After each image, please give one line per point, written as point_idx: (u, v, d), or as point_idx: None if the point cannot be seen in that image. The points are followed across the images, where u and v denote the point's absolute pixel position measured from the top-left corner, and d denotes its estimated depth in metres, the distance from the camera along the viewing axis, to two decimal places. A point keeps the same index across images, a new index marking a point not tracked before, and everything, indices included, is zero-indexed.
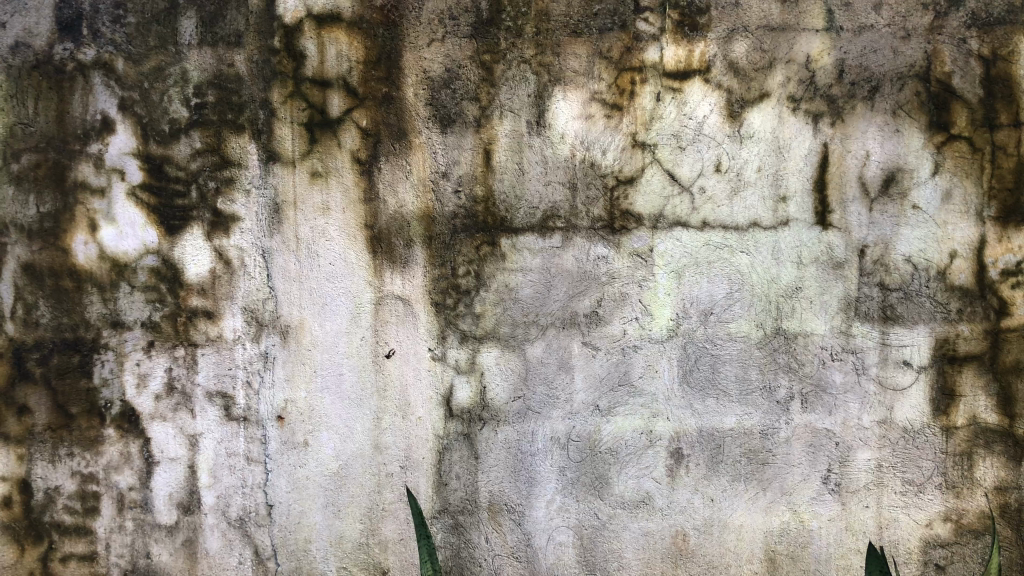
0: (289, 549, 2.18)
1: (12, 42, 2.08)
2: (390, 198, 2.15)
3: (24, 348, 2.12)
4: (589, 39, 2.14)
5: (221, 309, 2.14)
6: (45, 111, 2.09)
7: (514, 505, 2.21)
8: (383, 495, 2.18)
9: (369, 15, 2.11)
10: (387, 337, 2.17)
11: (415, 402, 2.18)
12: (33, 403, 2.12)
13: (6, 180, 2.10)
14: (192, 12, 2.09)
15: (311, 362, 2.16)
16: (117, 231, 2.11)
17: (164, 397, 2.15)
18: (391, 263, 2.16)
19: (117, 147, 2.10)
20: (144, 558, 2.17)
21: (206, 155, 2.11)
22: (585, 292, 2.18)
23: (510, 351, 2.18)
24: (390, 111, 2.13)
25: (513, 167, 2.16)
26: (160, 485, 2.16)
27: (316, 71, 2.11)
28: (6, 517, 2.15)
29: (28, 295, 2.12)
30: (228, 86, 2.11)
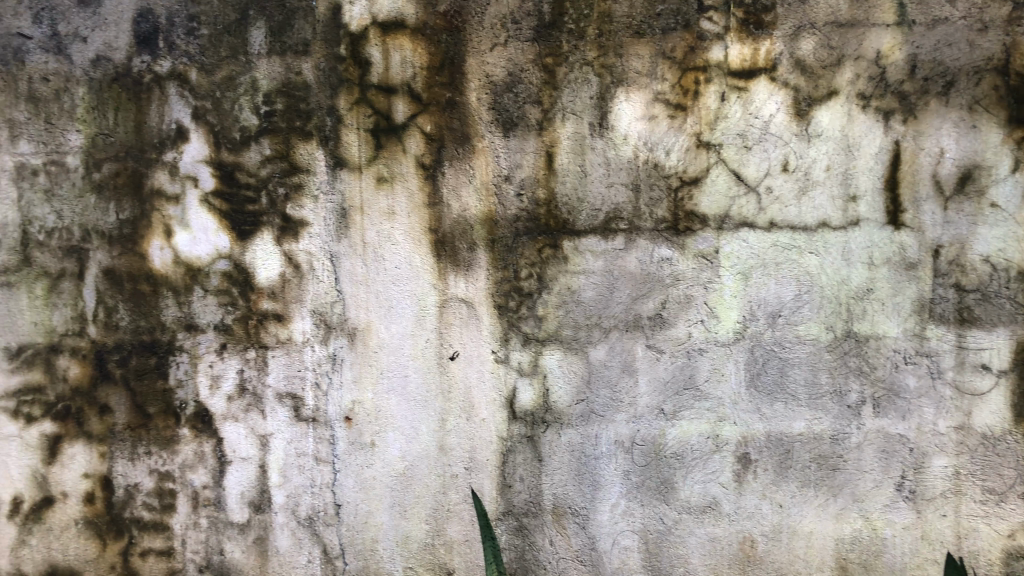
0: (356, 548, 2.23)
1: (94, 56, 2.16)
2: (454, 201, 2.17)
3: (105, 350, 2.20)
4: (652, 39, 2.12)
5: (291, 312, 2.19)
6: (125, 122, 2.17)
7: (579, 508, 2.20)
8: (449, 496, 2.20)
9: (432, 21, 2.13)
10: (452, 339, 2.19)
11: (479, 404, 2.19)
12: (114, 403, 2.20)
13: (88, 189, 2.18)
14: (261, 22, 2.14)
15: (378, 364, 2.19)
16: (191, 237, 2.18)
17: (236, 398, 2.20)
18: (455, 266, 2.18)
19: (191, 155, 2.17)
20: (218, 554, 2.23)
21: (276, 162, 2.16)
22: (649, 294, 2.16)
23: (573, 354, 2.18)
24: (453, 116, 2.15)
25: (575, 169, 2.15)
26: (233, 483, 2.22)
27: (381, 78, 2.15)
28: (89, 513, 2.23)
29: (109, 299, 2.20)
30: (296, 94, 2.15)
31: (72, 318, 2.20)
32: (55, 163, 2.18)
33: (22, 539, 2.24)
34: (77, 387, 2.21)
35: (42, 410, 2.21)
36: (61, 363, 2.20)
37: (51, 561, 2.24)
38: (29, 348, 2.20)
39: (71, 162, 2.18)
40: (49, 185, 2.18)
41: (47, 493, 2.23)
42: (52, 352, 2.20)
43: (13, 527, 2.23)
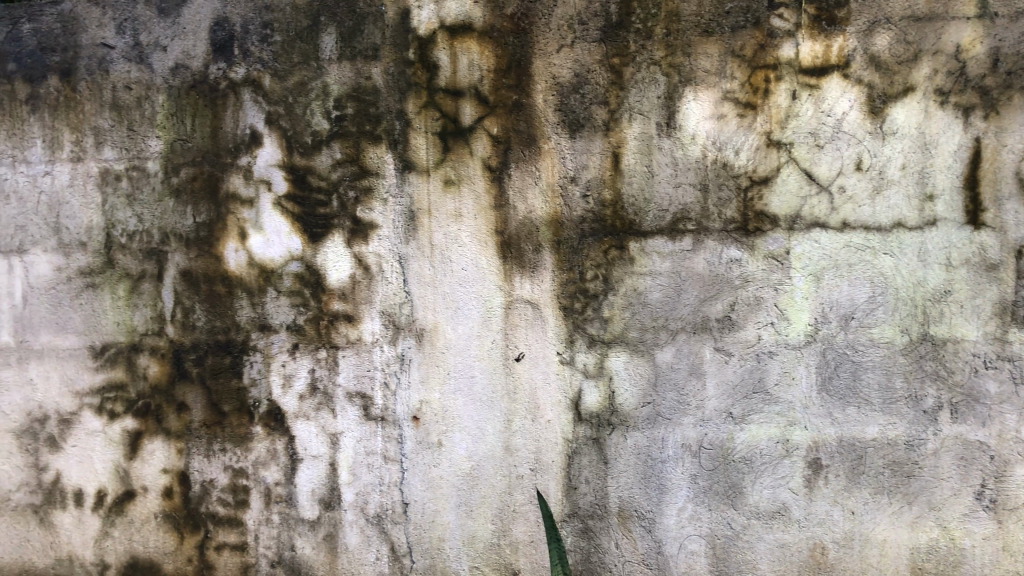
0: (424, 546, 2.25)
1: (172, 64, 2.23)
2: (520, 203, 2.17)
3: (183, 350, 2.27)
4: (721, 37, 2.09)
5: (360, 312, 2.23)
6: (202, 127, 2.23)
7: (645, 511, 2.18)
8: (514, 497, 2.21)
9: (499, 24, 2.14)
10: (517, 340, 2.19)
11: (544, 405, 2.19)
12: (191, 400, 2.27)
13: (167, 193, 2.25)
14: (332, 28, 2.18)
15: (445, 364, 2.21)
16: (265, 239, 2.23)
17: (307, 397, 2.25)
18: (521, 268, 2.18)
19: (265, 159, 2.22)
20: (290, 550, 2.28)
21: (346, 165, 2.20)
22: (717, 296, 2.14)
23: (640, 356, 2.16)
24: (520, 118, 2.16)
25: (642, 170, 2.14)
26: (304, 480, 2.26)
27: (449, 82, 2.17)
28: (168, 507, 2.30)
29: (186, 300, 2.26)
30: (366, 98, 2.18)
31: (152, 318, 2.27)
32: (136, 168, 2.26)
33: (104, 531, 2.32)
34: (156, 384, 2.28)
35: (124, 406, 2.29)
36: (142, 362, 2.28)
37: (132, 552, 2.32)
38: (112, 347, 2.28)
39: (151, 167, 2.25)
40: (131, 190, 2.26)
41: (128, 487, 2.31)
42: (133, 351, 2.28)
43: (97, 519, 2.32)
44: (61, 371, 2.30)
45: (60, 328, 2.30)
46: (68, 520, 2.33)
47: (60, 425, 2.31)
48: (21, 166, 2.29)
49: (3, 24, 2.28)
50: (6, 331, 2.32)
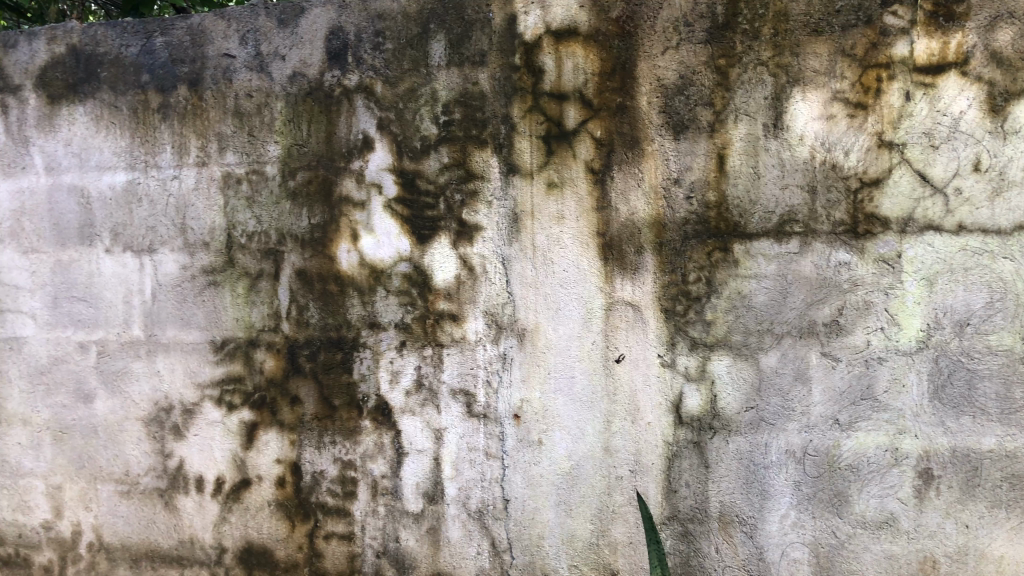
0: (523, 543, 2.29)
1: (290, 73, 2.33)
2: (623, 205, 2.18)
3: (297, 345, 2.37)
4: (831, 36, 2.05)
5: (465, 312, 2.28)
6: (317, 133, 2.33)
7: (746, 517, 2.16)
8: (614, 497, 2.23)
9: (605, 27, 2.16)
10: (618, 342, 2.20)
11: (644, 407, 2.20)
12: (304, 394, 2.37)
13: (284, 196, 2.36)
14: (441, 35, 2.24)
15: (546, 364, 2.24)
16: (375, 240, 2.31)
17: (414, 392, 2.31)
18: (622, 270, 2.19)
19: (376, 163, 2.30)
20: (394, 541, 2.36)
21: (453, 169, 2.26)
22: (825, 300, 2.09)
23: (743, 360, 2.14)
24: (624, 120, 2.17)
25: (748, 171, 2.12)
26: (409, 474, 2.33)
27: (554, 86, 2.20)
28: (280, 496, 2.41)
29: (301, 298, 2.36)
30: (473, 103, 2.23)
31: (269, 315, 2.38)
32: (256, 172, 2.37)
33: (223, 516, 2.45)
34: (272, 378, 2.39)
35: (242, 398, 2.41)
36: (259, 356, 2.40)
37: (247, 538, 2.44)
38: (232, 342, 2.41)
39: (270, 171, 2.36)
40: (251, 193, 2.38)
41: (245, 475, 2.43)
42: (251, 346, 2.40)
43: (216, 504, 2.45)
44: (184, 364, 2.44)
45: (185, 323, 2.43)
46: (190, 504, 2.47)
47: (184, 414, 2.45)
48: (152, 171, 2.44)
49: (138, 38, 2.43)
50: (136, 325, 2.47)
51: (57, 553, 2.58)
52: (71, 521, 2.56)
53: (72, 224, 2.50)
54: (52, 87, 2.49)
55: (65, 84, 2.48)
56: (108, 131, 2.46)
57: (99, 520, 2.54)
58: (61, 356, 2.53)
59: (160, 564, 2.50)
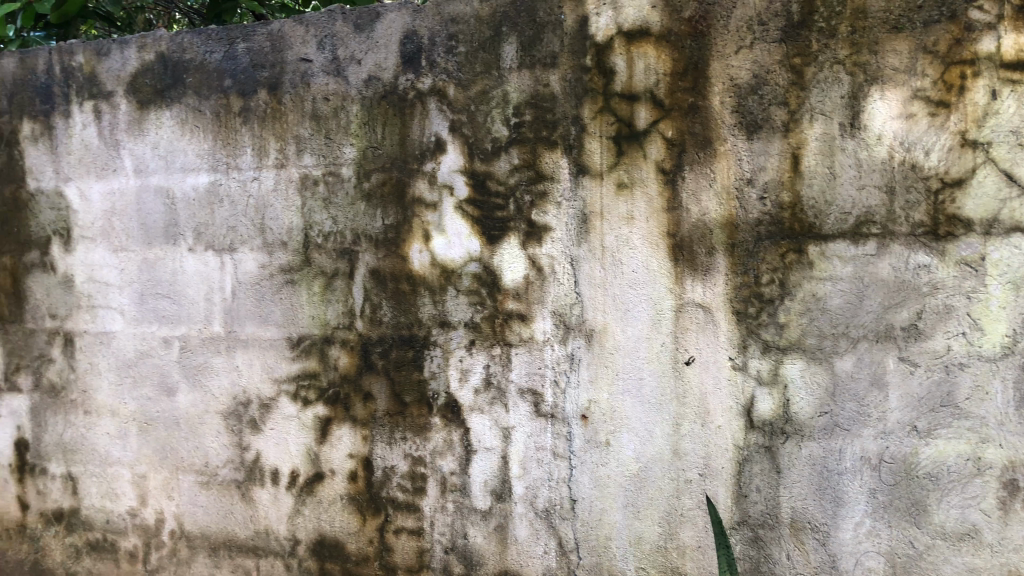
0: (590, 544, 2.29)
1: (366, 76, 2.39)
2: (694, 206, 2.16)
3: (370, 343, 2.42)
4: (912, 33, 2.00)
5: (533, 312, 2.29)
6: (391, 135, 2.38)
7: (819, 524, 2.12)
8: (682, 501, 2.21)
9: (677, 27, 2.15)
10: (688, 344, 2.18)
11: (714, 410, 2.17)
12: (376, 390, 2.42)
13: (359, 197, 2.41)
14: (513, 37, 2.26)
15: (614, 365, 2.24)
16: (446, 241, 2.35)
17: (483, 391, 2.34)
18: (693, 271, 2.17)
19: (448, 165, 2.33)
20: (463, 538, 2.39)
21: (523, 170, 2.27)
22: (903, 303, 2.03)
23: (817, 364, 2.10)
24: (695, 120, 2.15)
25: (823, 171, 2.07)
26: (477, 472, 2.36)
27: (625, 86, 2.19)
28: (352, 490, 2.46)
29: (374, 297, 2.41)
30: (544, 105, 2.25)
31: (343, 313, 2.44)
32: (332, 174, 2.43)
33: (297, 509, 2.51)
34: (345, 375, 2.45)
35: (316, 394, 2.48)
36: (333, 353, 2.46)
37: (320, 530, 2.50)
38: (307, 339, 2.47)
39: (345, 172, 2.42)
40: (327, 194, 2.44)
41: (319, 469, 2.49)
42: (326, 343, 2.46)
43: (291, 497, 2.52)
44: (262, 360, 2.52)
45: (263, 320, 2.51)
46: (265, 496, 2.54)
47: (261, 408, 2.53)
48: (234, 173, 2.52)
49: (221, 44, 2.52)
50: (217, 321, 2.56)
51: (142, 539, 2.69)
52: (155, 509, 2.67)
53: (158, 224, 2.61)
54: (141, 93, 2.60)
55: (153, 89, 2.59)
56: (192, 134, 2.55)
57: (181, 509, 2.64)
58: (147, 351, 2.65)
59: (237, 553, 2.59)
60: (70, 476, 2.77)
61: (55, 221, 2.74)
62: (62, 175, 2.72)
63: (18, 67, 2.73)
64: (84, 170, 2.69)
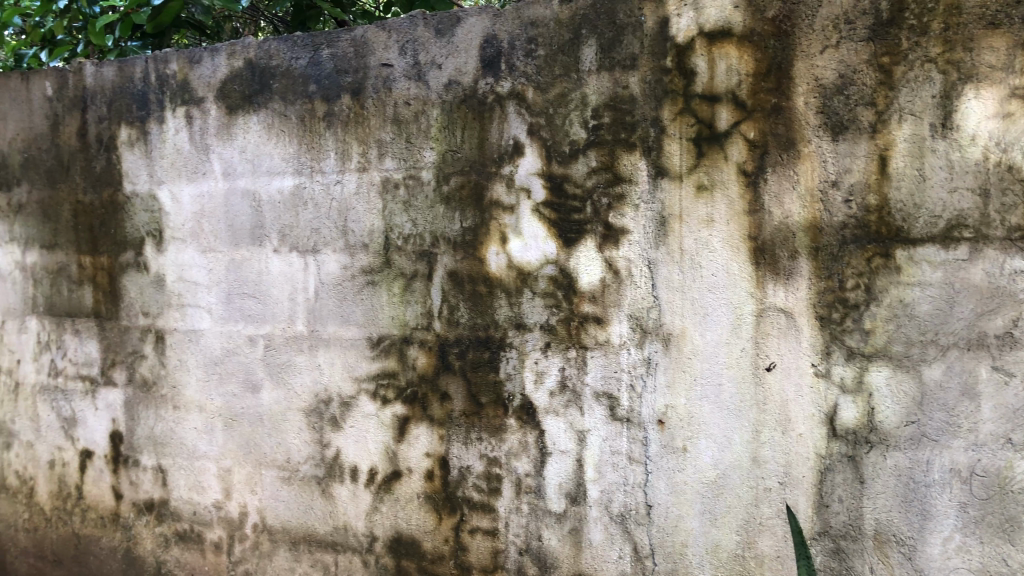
0: (666, 550, 2.27)
1: (447, 81, 2.42)
2: (776, 209, 2.12)
3: (447, 344, 2.45)
4: (1010, 29, 1.90)
5: (610, 316, 2.28)
6: (470, 139, 2.40)
7: (905, 537, 2.04)
8: (761, 509, 2.17)
9: (760, 27, 2.11)
10: (769, 349, 2.14)
11: (795, 418, 2.13)
12: (453, 391, 2.45)
13: (438, 200, 2.45)
14: (593, 40, 2.26)
15: (692, 370, 2.21)
16: (523, 243, 2.36)
17: (558, 393, 2.34)
18: (775, 275, 2.13)
19: (526, 168, 2.34)
20: (537, 540, 2.39)
21: (601, 173, 2.27)
22: (997, 310, 1.94)
23: (904, 372, 2.02)
24: (779, 122, 2.11)
25: (912, 173, 1.99)
26: (552, 474, 2.36)
27: (706, 88, 2.17)
28: (429, 489, 2.49)
29: (452, 298, 2.44)
30: (623, 107, 2.24)
31: (422, 314, 2.48)
32: (412, 177, 2.47)
33: (375, 506, 2.56)
34: (423, 374, 2.48)
35: (395, 393, 2.52)
36: (411, 353, 2.49)
37: (397, 528, 2.54)
38: (387, 338, 2.52)
39: (425, 176, 2.46)
40: (407, 197, 2.48)
41: (396, 467, 2.53)
42: (405, 343, 2.50)
43: (369, 494, 2.57)
44: (343, 359, 2.57)
45: (344, 320, 2.56)
46: (344, 492, 2.60)
47: (341, 406, 2.58)
48: (317, 176, 2.58)
49: (307, 51, 2.58)
50: (300, 320, 2.62)
51: (226, 531, 2.78)
52: (239, 503, 2.75)
53: (245, 225, 2.69)
54: (230, 98, 2.69)
55: (241, 95, 2.67)
56: (278, 139, 2.63)
57: (263, 503, 2.71)
58: (233, 348, 2.73)
59: (316, 548, 2.65)
60: (160, 468, 2.88)
61: (149, 223, 2.85)
62: (156, 179, 2.83)
63: (116, 75, 2.86)
64: (176, 174, 2.79)
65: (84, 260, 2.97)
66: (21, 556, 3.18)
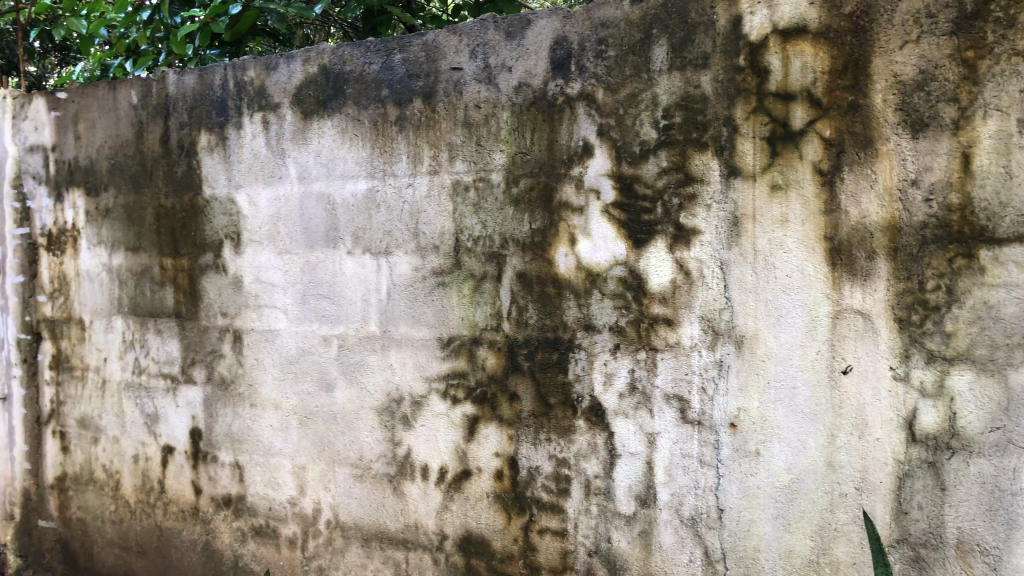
0: (738, 554, 2.24)
1: (517, 83, 2.43)
2: (853, 208, 2.07)
3: (516, 345, 2.47)
4: None
5: (681, 317, 2.26)
6: (540, 141, 2.41)
7: (989, 547, 1.98)
8: (837, 515, 2.12)
9: (836, 24, 2.07)
10: (845, 352, 2.10)
11: (873, 422, 2.07)
12: (522, 391, 2.46)
13: (508, 202, 2.46)
14: (664, 39, 2.24)
15: (765, 373, 2.18)
16: (593, 244, 2.36)
17: (628, 395, 2.33)
18: (851, 276, 2.08)
19: (595, 169, 2.34)
20: (606, 541, 2.39)
21: (672, 173, 2.25)
22: None
23: (988, 376, 1.96)
24: (856, 119, 2.06)
25: (998, 171, 1.93)
26: (622, 476, 2.35)
27: (780, 86, 2.13)
28: (498, 488, 2.51)
29: (521, 300, 2.46)
30: (695, 106, 2.22)
31: (491, 315, 2.49)
32: (482, 179, 2.49)
33: (445, 505, 2.59)
34: (492, 375, 2.50)
35: (465, 393, 2.54)
36: (481, 353, 2.51)
37: (467, 526, 2.56)
38: (457, 339, 2.54)
39: (495, 178, 2.47)
40: (477, 199, 2.50)
41: (466, 466, 2.55)
42: (474, 343, 2.52)
43: (439, 493, 2.60)
44: (414, 358, 2.61)
45: (416, 320, 2.60)
46: (416, 491, 2.63)
47: (412, 405, 2.62)
48: (390, 179, 2.62)
49: (379, 56, 2.63)
50: (372, 321, 2.67)
51: (301, 527, 2.84)
52: (313, 499, 2.81)
53: (319, 227, 2.75)
54: (305, 104, 2.76)
55: (316, 100, 2.73)
56: (352, 143, 2.68)
57: (336, 500, 2.77)
58: (308, 348, 2.79)
59: (388, 545, 2.69)
60: (238, 464, 2.96)
61: (227, 226, 2.93)
62: (234, 183, 2.91)
63: (197, 83, 2.96)
64: (253, 178, 2.87)
65: (165, 262, 3.08)
66: (107, 547, 3.31)
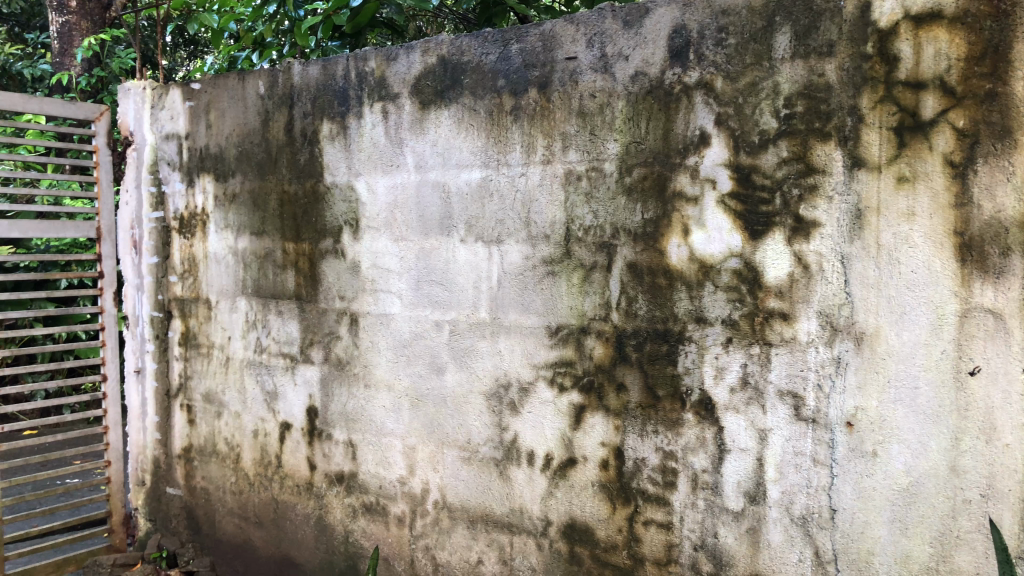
0: (850, 557, 2.17)
1: (633, 72, 2.43)
2: (987, 202, 1.97)
3: (625, 335, 2.46)
4: None
5: (798, 311, 2.21)
6: (655, 130, 2.40)
7: None
8: (959, 522, 2.03)
9: (975, 8, 1.97)
10: (973, 353, 2.00)
11: (1003, 427, 1.97)
12: (629, 381, 2.46)
13: (620, 191, 2.46)
14: (787, 27, 2.19)
15: (885, 372, 2.10)
16: (706, 236, 2.33)
17: (739, 390, 2.30)
18: (983, 273, 1.98)
19: (711, 159, 2.31)
20: (712, 537, 2.36)
21: (793, 164, 2.20)
22: None
23: None
24: (993, 109, 1.96)
25: None
26: (730, 472, 2.32)
27: (911, 74, 2.05)
28: (604, 477, 2.52)
29: (631, 290, 2.45)
30: (818, 95, 2.16)
31: (601, 304, 2.50)
32: (595, 169, 2.50)
33: (550, 491, 2.62)
34: (600, 364, 2.51)
35: (572, 381, 2.56)
36: (589, 343, 2.52)
37: (571, 514, 2.58)
38: (566, 328, 2.56)
39: (607, 168, 2.47)
40: (590, 188, 2.51)
41: (572, 454, 2.57)
42: (583, 333, 2.53)
43: (545, 479, 2.63)
44: (522, 346, 2.64)
45: (525, 308, 2.63)
46: (521, 476, 2.67)
47: (520, 392, 2.65)
48: (503, 168, 2.66)
49: (496, 46, 2.66)
50: (483, 307, 2.72)
51: (409, 506, 2.93)
52: (421, 479, 2.89)
53: (434, 216, 2.81)
54: (423, 94, 2.82)
55: (433, 90, 2.80)
56: (467, 132, 2.73)
57: (444, 481, 2.84)
58: (420, 332, 2.86)
59: (493, 527, 2.74)
60: (350, 442, 3.07)
61: (346, 213, 3.04)
62: (353, 171, 3.01)
63: (320, 73, 3.07)
64: (371, 167, 2.96)
65: (287, 246, 3.21)
66: (227, 516, 3.49)
